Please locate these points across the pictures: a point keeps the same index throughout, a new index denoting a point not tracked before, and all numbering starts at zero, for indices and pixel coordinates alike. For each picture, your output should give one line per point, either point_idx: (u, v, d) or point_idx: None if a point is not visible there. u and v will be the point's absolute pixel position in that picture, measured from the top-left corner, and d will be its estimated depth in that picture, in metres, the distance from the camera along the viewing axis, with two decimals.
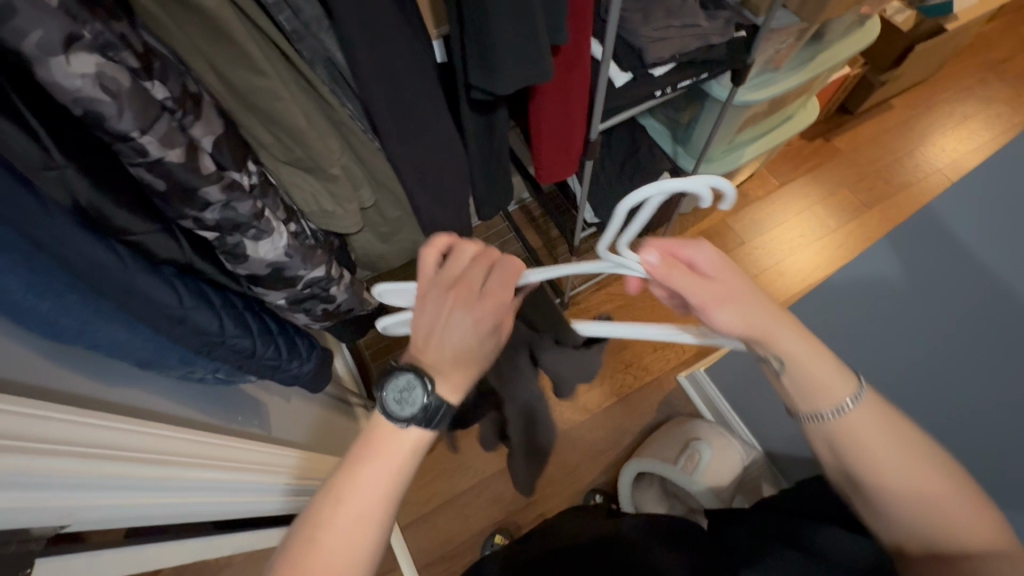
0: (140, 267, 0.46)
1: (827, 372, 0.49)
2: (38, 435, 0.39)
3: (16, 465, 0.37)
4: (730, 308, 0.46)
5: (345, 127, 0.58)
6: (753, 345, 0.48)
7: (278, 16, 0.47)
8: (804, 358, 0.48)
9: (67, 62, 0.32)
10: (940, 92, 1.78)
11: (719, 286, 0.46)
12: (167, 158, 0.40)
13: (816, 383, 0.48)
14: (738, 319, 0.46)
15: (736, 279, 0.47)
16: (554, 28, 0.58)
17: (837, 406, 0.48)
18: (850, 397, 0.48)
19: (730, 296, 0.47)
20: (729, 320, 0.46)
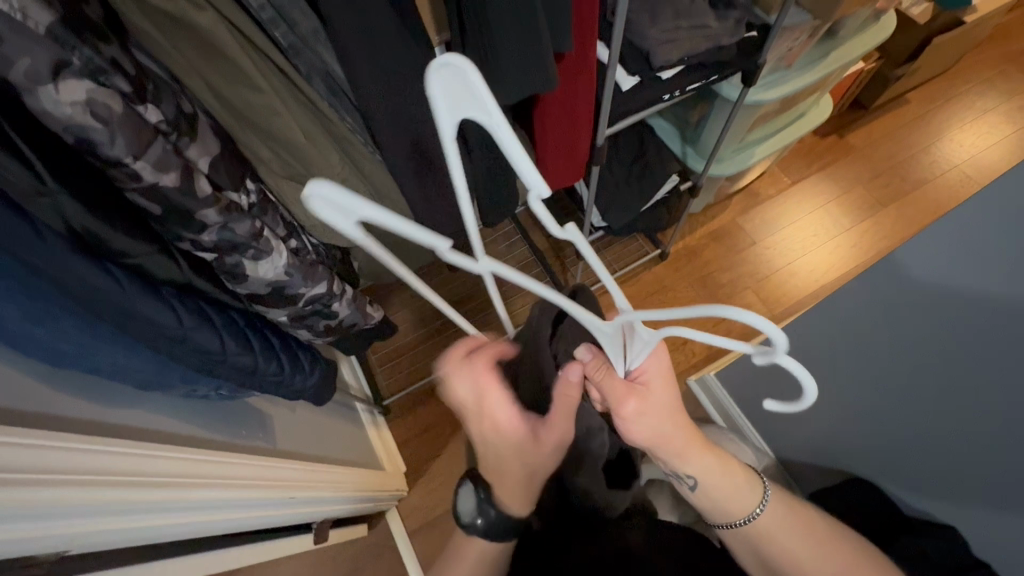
0: (140, 289, 0.44)
1: (736, 484, 0.60)
2: (36, 464, 0.39)
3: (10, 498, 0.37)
4: (650, 426, 0.57)
5: (345, 140, 0.57)
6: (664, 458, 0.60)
7: (274, 31, 0.45)
8: (710, 478, 0.60)
9: (56, 90, 0.31)
10: (958, 86, 1.73)
11: (651, 404, 0.56)
12: (162, 183, 0.39)
13: (725, 496, 0.60)
14: (646, 433, 0.58)
15: (667, 400, 0.57)
16: (558, 35, 0.57)
17: (749, 514, 0.60)
18: (760, 506, 0.60)
19: (658, 415, 0.57)
20: (637, 433, 0.58)
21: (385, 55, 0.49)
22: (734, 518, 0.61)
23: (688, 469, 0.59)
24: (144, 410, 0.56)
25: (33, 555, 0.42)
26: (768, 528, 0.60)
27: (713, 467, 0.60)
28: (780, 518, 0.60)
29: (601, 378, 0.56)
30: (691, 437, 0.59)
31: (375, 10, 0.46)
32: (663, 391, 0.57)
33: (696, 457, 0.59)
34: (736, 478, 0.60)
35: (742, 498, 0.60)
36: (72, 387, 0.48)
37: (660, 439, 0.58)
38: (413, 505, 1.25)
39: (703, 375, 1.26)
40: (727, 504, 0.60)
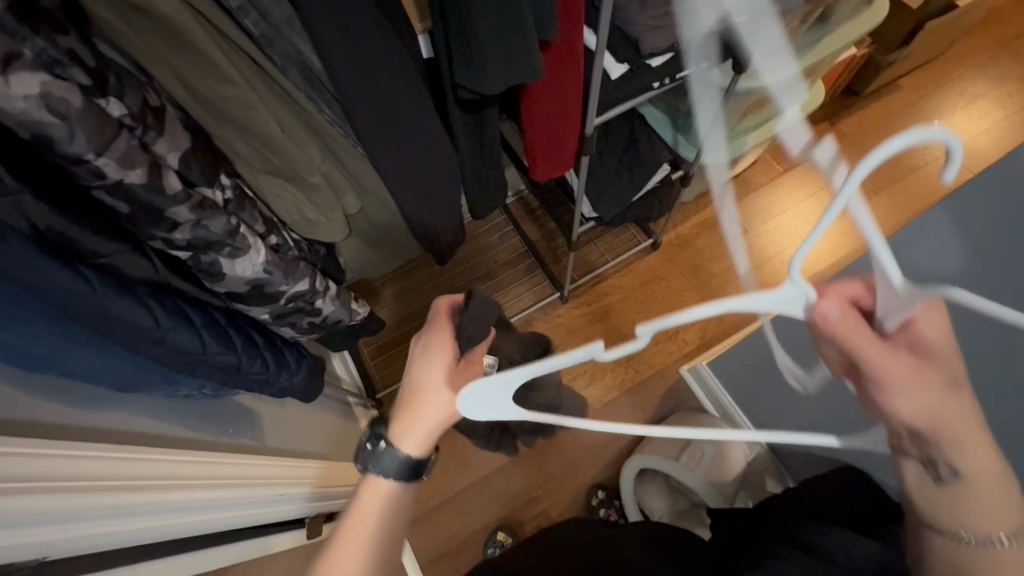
0: (113, 290, 0.43)
1: (995, 500, 0.45)
2: (11, 474, 0.38)
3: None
4: (928, 400, 0.44)
5: (324, 133, 0.55)
6: (931, 445, 0.46)
7: (244, 20, 0.43)
8: (985, 482, 0.46)
9: (7, 83, 0.30)
10: (950, 71, 1.72)
11: (932, 373, 0.44)
12: (128, 180, 0.38)
13: (997, 503, 0.45)
14: (919, 413, 0.44)
15: (957, 362, 0.44)
16: (543, 22, 0.55)
17: (989, 537, 0.45)
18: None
19: (931, 384, 0.44)
20: (908, 413, 0.45)
21: (364, 44, 0.47)
22: (962, 529, 0.47)
23: (959, 466, 0.45)
24: (125, 411, 0.55)
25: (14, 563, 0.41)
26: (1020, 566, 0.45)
27: (986, 471, 0.45)
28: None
29: (857, 332, 0.43)
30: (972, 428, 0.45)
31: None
32: (956, 361, 0.44)
33: (987, 455, 0.45)
34: (998, 493, 0.45)
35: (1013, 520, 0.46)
36: (48, 390, 0.47)
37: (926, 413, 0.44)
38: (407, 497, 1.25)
39: (696, 364, 1.28)
40: (978, 520, 0.46)
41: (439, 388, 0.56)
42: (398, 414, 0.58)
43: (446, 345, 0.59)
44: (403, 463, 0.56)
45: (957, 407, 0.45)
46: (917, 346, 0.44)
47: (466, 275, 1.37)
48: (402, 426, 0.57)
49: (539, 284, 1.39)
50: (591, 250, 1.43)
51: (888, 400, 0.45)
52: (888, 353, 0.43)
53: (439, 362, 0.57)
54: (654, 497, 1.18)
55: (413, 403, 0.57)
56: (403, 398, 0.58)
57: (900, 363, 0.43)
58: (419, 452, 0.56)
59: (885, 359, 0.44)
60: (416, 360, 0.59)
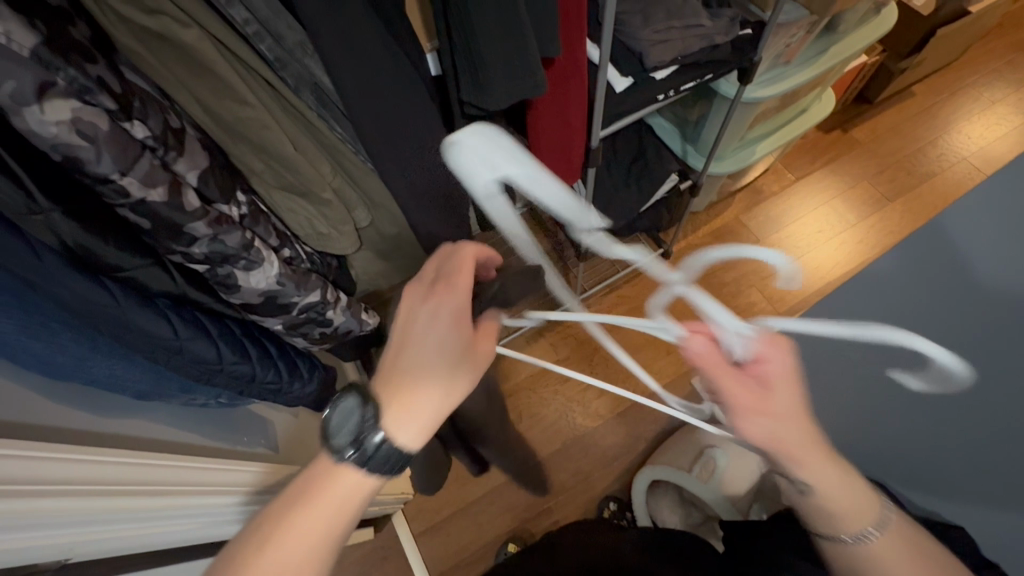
0: (135, 302, 0.45)
1: (854, 501, 0.52)
2: (37, 476, 0.40)
3: (12, 509, 0.37)
4: (778, 425, 0.53)
5: (335, 150, 0.57)
6: (789, 467, 0.53)
7: (259, 45, 0.45)
8: (830, 488, 0.52)
9: (41, 111, 0.32)
10: (965, 77, 1.70)
11: (780, 409, 0.54)
12: (150, 198, 0.40)
13: (849, 505, 0.52)
14: (764, 434, 0.53)
15: (792, 403, 0.54)
16: (546, 39, 0.57)
17: (859, 534, 0.52)
18: (875, 526, 0.51)
19: (789, 414, 0.54)
20: (749, 431, 0.54)
21: (372, 64, 0.49)
22: (843, 534, 0.52)
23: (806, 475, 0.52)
24: (143, 419, 0.57)
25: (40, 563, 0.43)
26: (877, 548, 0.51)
27: (830, 477, 0.52)
28: (893, 541, 0.51)
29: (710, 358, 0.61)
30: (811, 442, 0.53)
31: (360, 22, 0.46)
32: (790, 394, 0.55)
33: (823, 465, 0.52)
34: (857, 491, 0.53)
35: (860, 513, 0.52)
36: (72, 397, 0.49)
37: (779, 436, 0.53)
38: (418, 507, 1.25)
39: None
40: (841, 516, 0.52)
41: (453, 366, 0.52)
42: (394, 386, 0.51)
43: (461, 313, 0.54)
44: (392, 462, 0.49)
45: (795, 430, 0.53)
46: (766, 379, 0.56)
47: None
48: (398, 416, 0.50)
49: None
50: (601, 260, 1.44)
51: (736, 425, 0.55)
52: (733, 381, 0.57)
53: (451, 335, 0.53)
54: (666, 510, 1.17)
55: (418, 377, 0.51)
56: (405, 368, 0.51)
57: (751, 392, 0.56)
58: (416, 443, 0.51)
59: (731, 381, 0.57)
60: (427, 326, 0.52)
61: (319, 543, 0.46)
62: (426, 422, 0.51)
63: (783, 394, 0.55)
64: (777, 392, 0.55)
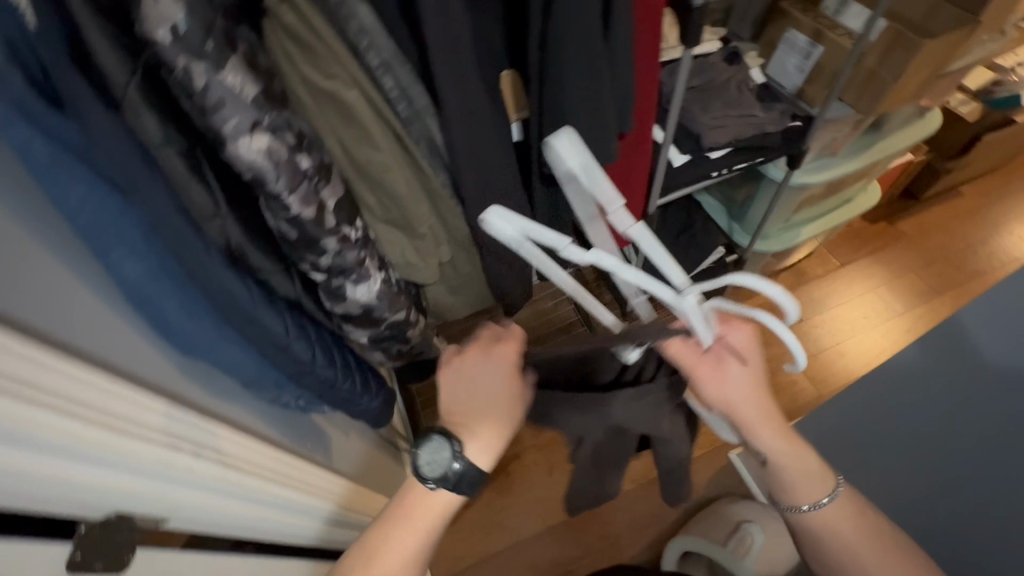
0: (263, 300, 0.54)
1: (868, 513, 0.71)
2: (144, 425, 0.47)
3: (122, 446, 0.45)
4: (722, 392, 0.63)
5: (436, 194, 0.67)
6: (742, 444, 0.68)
7: (397, 105, 0.57)
8: (782, 455, 0.64)
9: (250, 140, 0.43)
10: (1016, 183, 1.73)
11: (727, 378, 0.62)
12: (302, 214, 0.49)
13: (795, 472, 0.65)
14: (711, 394, 0.63)
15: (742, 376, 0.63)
16: (622, 117, 0.67)
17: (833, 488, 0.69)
18: (827, 497, 0.66)
19: (724, 380, 0.63)
20: (707, 393, 0.63)
21: (480, 126, 0.60)
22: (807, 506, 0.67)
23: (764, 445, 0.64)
24: (242, 409, 0.65)
25: (131, 507, 0.49)
26: (830, 516, 0.66)
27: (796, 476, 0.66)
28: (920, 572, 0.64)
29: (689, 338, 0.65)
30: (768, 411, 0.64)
31: (477, 94, 0.57)
32: (741, 368, 0.62)
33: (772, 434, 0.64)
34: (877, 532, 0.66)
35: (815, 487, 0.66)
36: (197, 377, 0.57)
37: (741, 403, 0.63)
38: (443, 550, 1.25)
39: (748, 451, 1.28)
40: (793, 486, 0.66)
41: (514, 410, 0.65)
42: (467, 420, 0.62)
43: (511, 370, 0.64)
44: (470, 483, 0.60)
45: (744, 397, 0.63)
46: (726, 351, 0.62)
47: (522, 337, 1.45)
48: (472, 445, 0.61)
49: None
50: None
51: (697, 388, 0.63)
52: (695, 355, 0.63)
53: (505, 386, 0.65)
54: None
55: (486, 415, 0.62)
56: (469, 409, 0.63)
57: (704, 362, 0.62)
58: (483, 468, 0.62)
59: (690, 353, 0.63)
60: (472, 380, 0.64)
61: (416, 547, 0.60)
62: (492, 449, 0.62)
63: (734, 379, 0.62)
64: (735, 364, 0.62)
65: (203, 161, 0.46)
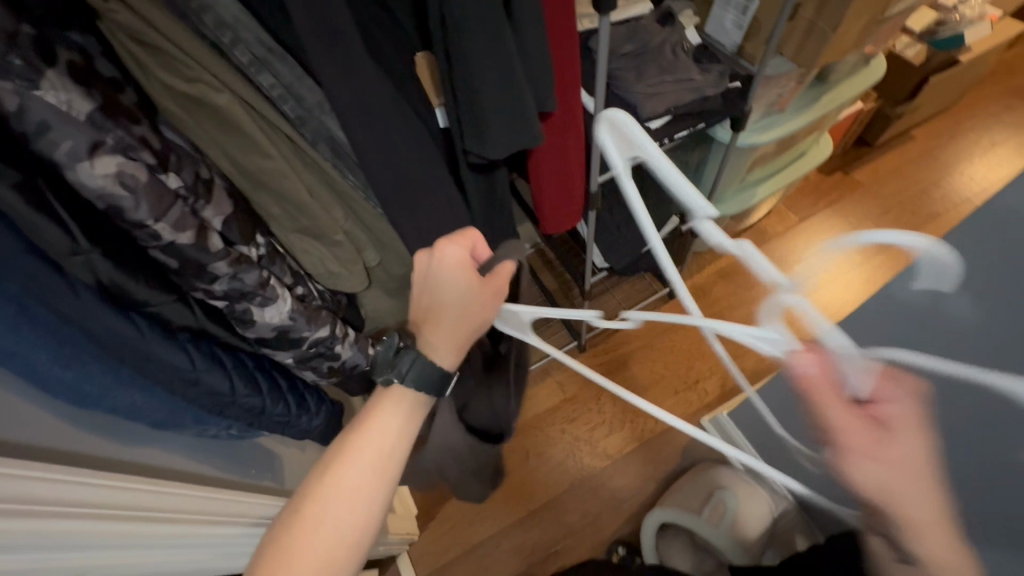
0: (157, 335, 0.48)
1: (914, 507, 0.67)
2: (55, 496, 0.42)
3: (34, 530, 0.39)
4: (886, 478, 0.48)
5: (347, 197, 0.62)
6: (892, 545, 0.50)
7: (283, 106, 0.51)
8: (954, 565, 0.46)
9: (91, 165, 0.37)
10: (965, 121, 1.74)
11: (903, 453, 0.49)
12: (178, 241, 0.44)
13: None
14: (872, 478, 0.48)
15: (916, 452, 0.49)
16: (542, 96, 0.62)
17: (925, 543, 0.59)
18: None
19: (889, 456, 0.49)
20: (862, 474, 0.49)
21: (384, 121, 0.54)
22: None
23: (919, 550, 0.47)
24: (159, 448, 0.60)
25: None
26: None
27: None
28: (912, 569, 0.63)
29: (882, 403, 0.51)
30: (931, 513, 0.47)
31: (373, 87, 0.51)
32: (912, 441, 0.50)
33: (928, 539, 0.47)
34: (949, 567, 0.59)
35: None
36: (96, 426, 0.52)
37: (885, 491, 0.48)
38: (422, 549, 1.23)
39: (716, 415, 1.26)
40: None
41: (478, 311, 0.59)
42: (434, 328, 0.60)
43: (465, 264, 0.58)
44: (435, 385, 0.58)
45: (909, 484, 0.48)
46: (885, 421, 0.51)
47: None
48: (433, 343, 0.59)
49: (555, 333, 1.42)
50: (608, 298, 1.44)
51: (848, 462, 0.50)
52: (852, 419, 0.51)
53: (471, 288, 0.58)
54: (676, 554, 1.14)
55: (440, 313, 0.59)
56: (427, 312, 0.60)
57: (867, 433, 0.50)
58: (447, 363, 0.60)
59: (846, 418, 0.51)
60: (434, 283, 0.58)
61: (346, 532, 0.52)
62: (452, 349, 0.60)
63: (868, 460, 0.49)
64: (900, 439, 0.50)
65: (48, 190, 0.39)
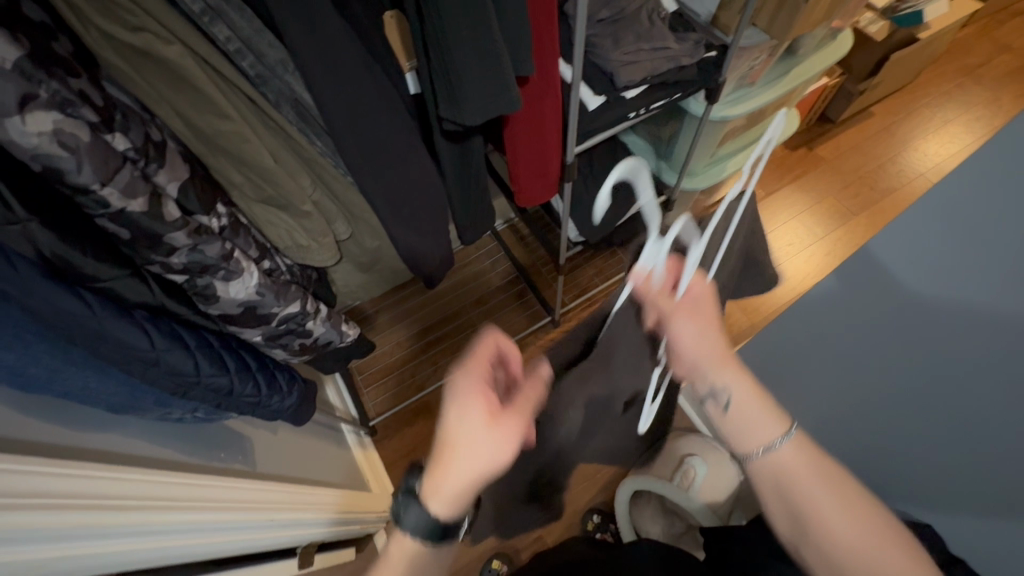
0: (111, 312, 0.44)
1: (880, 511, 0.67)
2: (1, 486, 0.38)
3: None
4: (693, 341, 0.57)
5: (315, 163, 0.59)
6: (700, 386, 0.58)
7: (241, 61, 0.47)
8: (744, 392, 0.56)
9: (23, 121, 0.32)
10: (919, 99, 1.80)
11: (693, 319, 0.57)
12: (129, 208, 0.40)
13: (759, 412, 0.55)
14: (692, 338, 0.57)
15: (705, 318, 0.58)
16: (519, 59, 0.59)
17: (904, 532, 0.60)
18: (780, 438, 0.54)
19: (705, 330, 0.58)
20: (686, 335, 0.57)
21: (355, 82, 0.51)
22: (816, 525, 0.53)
23: (726, 378, 0.56)
24: (118, 434, 0.56)
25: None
26: (785, 464, 0.54)
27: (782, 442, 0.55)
28: None
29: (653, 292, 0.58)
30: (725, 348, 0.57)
31: (342, 42, 0.48)
32: (704, 323, 0.58)
33: (727, 367, 0.57)
34: None
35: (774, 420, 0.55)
36: (46, 412, 0.48)
37: (701, 345, 0.57)
38: None
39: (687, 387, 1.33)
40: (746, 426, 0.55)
41: (491, 449, 0.51)
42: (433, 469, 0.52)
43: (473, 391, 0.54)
44: (424, 530, 0.51)
45: (701, 336, 0.57)
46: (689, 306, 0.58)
47: (459, 302, 1.42)
48: (432, 483, 0.52)
49: (529, 308, 1.42)
50: (580, 273, 1.44)
51: (673, 328, 0.58)
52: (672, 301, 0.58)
53: (480, 420, 0.52)
54: (649, 520, 1.17)
55: (449, 448, 0.52)
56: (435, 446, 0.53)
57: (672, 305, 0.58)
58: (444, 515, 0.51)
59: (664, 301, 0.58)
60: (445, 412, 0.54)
61: None
62: (449, 497, 0.51)
63: (693, 326, 0.57)
64: (683, 322, 0.57)
65: None
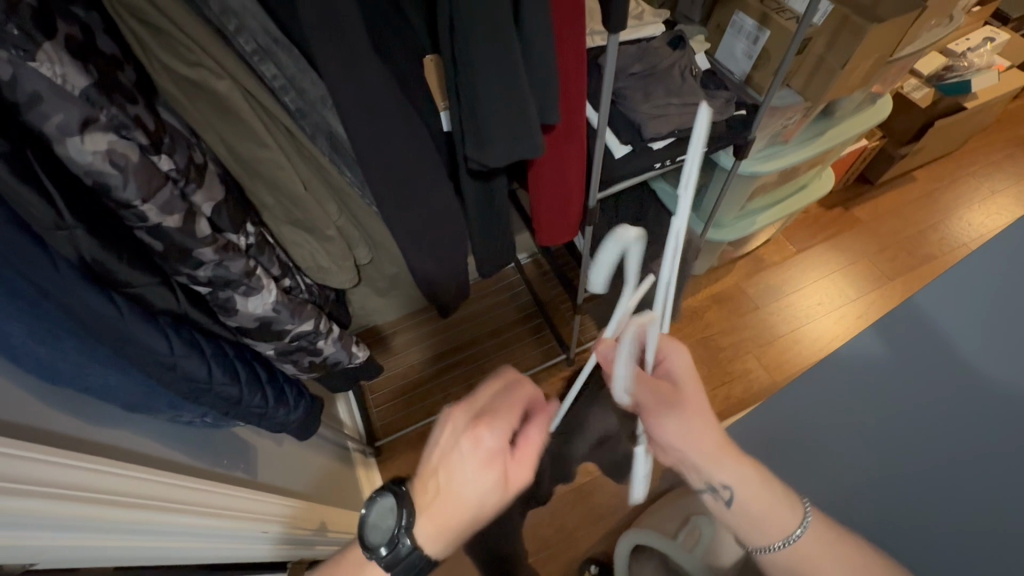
0: (137, 316, 0.46)
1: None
2: (13, 472, 0.40)
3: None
4: (684, 423, 0.58)
5: (343, 192, 0.63)
6: (703, 478, 0.60)
7: (284, 97, 0.51)
8: (748, 488, 0.58)
9: (82, 141, 0.36)
10: (965, 167, 1.75)
11: (685, 400, 0.58)
12: (165, 223, 0.44)
13: (763, 512, 0.58)
14: (680, 428, 0.58)
15: (695, 394, 0.59)
16: (545, 107, 0.62)
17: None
18: (801, 527, 0.57)
19: (699, 415, 0.59)
20: (671, 425, 0.58)
21: (386, 120, 0.54)
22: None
23: (723, 477, 0.58)
24: (131, 432, 0.59)
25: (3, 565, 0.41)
26: (806, 552, 0.57)
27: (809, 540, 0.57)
28: None
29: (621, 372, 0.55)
30: (719, 444, 0.59)
31: (377, 85, 0.51)
32: (694, 394, 0.59)
33: (726, 465, 0.58)
34: None
35: (781, 516, 0.57)
36: (64, 403, 0.50)
37: (690, 440, 0.58)
38: None
39: None
40: (757, 522, 0.58)
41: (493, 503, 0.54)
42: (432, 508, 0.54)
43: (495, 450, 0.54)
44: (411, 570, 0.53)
45: (696, 411, 0.59)
46: (674, 378, 0.59)
47: (475, 331, 1.44)
48: (430, 522, 0.54)
49: (544, 344, 1.42)
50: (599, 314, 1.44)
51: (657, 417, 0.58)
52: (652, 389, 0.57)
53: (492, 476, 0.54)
54: None
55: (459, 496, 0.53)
56: (440, 482, 0.54)
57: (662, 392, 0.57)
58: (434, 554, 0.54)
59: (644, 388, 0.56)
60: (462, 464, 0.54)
61: None
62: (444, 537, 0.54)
63: (675, 418, 0.58)
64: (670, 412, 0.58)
65: (28, 150, 0.38)
